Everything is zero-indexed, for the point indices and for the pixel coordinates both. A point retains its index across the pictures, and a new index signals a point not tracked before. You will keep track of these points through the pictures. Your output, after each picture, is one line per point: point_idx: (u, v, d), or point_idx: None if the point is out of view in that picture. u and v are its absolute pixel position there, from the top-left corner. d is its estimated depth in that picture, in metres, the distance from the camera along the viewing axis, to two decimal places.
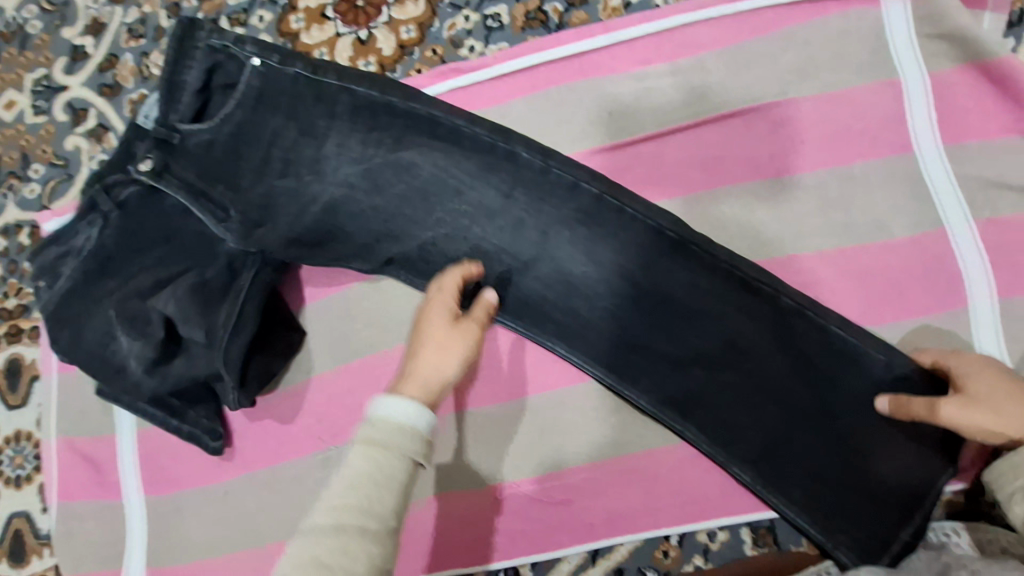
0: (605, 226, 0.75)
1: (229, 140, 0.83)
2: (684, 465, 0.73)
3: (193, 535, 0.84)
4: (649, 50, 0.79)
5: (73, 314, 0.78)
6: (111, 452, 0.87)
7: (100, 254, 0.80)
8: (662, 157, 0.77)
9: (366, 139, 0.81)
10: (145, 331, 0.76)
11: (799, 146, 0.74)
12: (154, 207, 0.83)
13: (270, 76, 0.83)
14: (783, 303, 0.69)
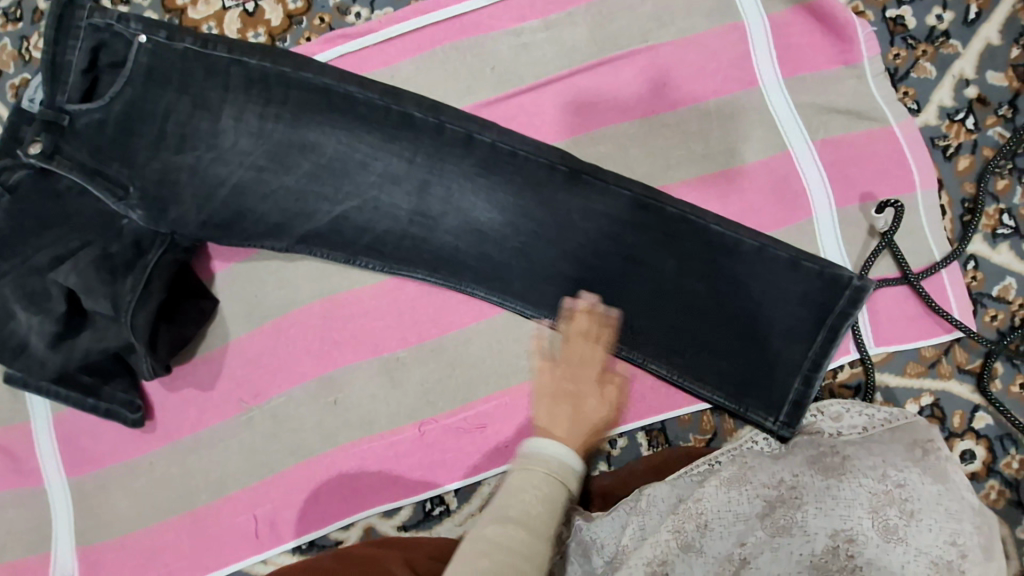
0: (499, 175, 0.81)
1: (120, 118, 0.83)
2: None
3: (121, 510, 0.85)
4: (524, 7, 0.85)
5: None
6: (27, 439, 0.87)
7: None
8: (543, 107, 0.84)
9: (263, 114, 0.84)
10: (45, 306, 0.77)
11: (661, 89, 0.82)
12: (46, 189, 0.82)
13: (158, 51, 0.84)
14: (668, 212, 0.78)
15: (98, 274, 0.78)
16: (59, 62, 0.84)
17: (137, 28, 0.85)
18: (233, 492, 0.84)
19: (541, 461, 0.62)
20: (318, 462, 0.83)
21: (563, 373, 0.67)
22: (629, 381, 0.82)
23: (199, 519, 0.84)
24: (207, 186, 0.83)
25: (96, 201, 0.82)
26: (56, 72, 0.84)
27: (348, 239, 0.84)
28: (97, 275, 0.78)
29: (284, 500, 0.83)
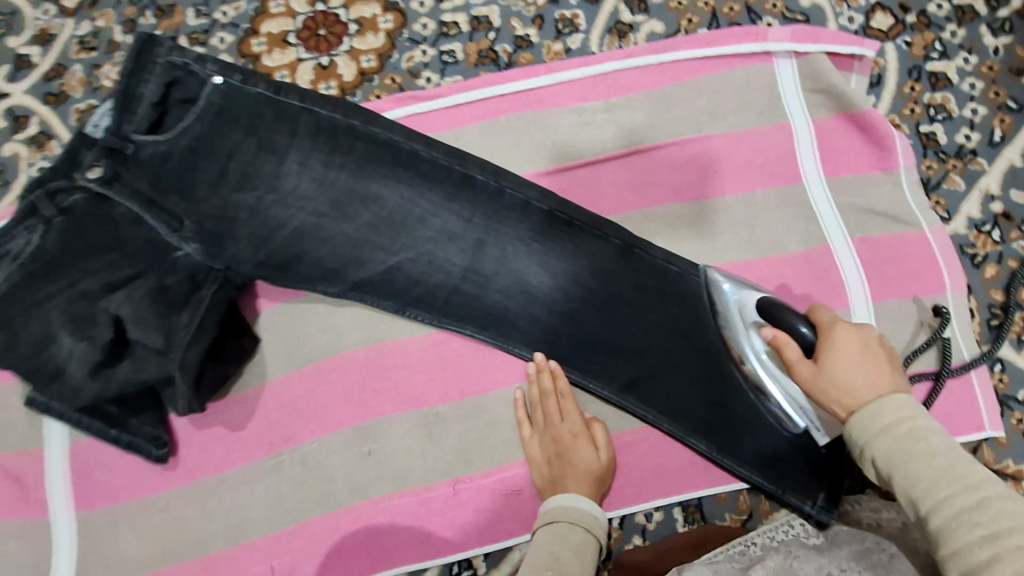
0: (556, 242, 0.83)
1: (186, 152, 0.84)
2: (622, 451, 0.82)
3: (129, 548, 0.81)
4: (586, 89, 0.90)
5: (13, 321, 0.75)
6: (38, 468, 0.83)
7: (41, 256, 0.77)
8: (599, 182, 0.87)
9: (328, 162, 0.86)
10: (91, 333, 0.76)
11: (713, 176, 0.87)
12: (102, 215, 0.81)
13: (231, 93, 0.86)
14: (712, 292, 0.80)
15: (149, 304, 0.78)
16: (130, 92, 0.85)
17: (213, 70, 0.86)
18: (251, 540, 0.80)
19: (567, 513, 0.73)
20: (344, 515, 0.81)
21: (545, 434, 0.80)
22: (670, 454, 0.82)
23: (212, 567, 0.80)
24: (266, 227, 0.83)
25: (151, 231, 0.82)
26: (128, 103, 0.84)
27: (399, 290, 0.85)
28: (147, 307, 0.78)
29: (305, 553, 0.80)
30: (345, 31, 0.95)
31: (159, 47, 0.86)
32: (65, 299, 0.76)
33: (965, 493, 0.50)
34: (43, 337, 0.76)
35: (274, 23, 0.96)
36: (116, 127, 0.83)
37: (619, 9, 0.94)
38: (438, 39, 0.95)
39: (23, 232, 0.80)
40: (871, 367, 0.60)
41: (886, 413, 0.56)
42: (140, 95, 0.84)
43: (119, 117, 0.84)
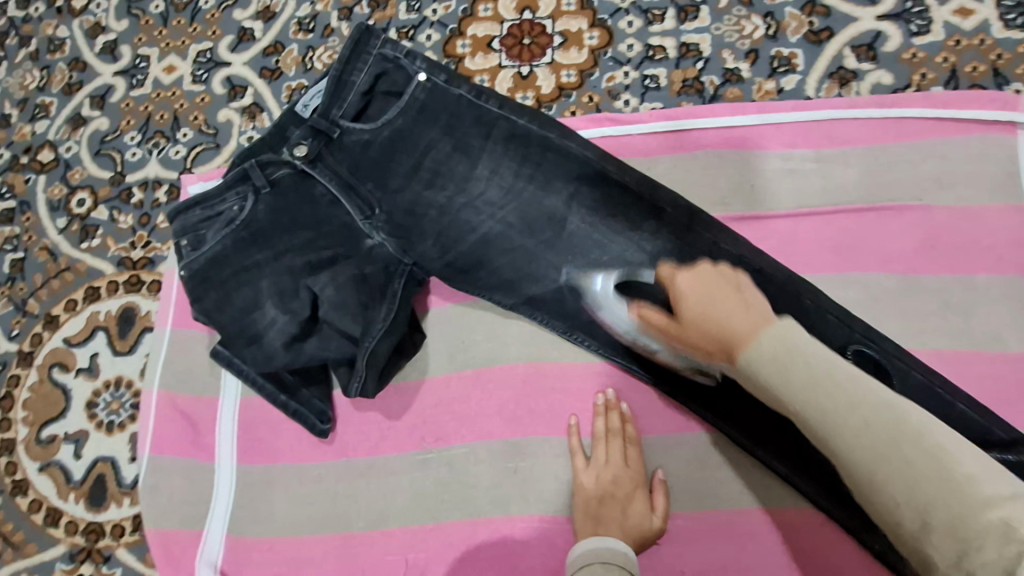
0: None
1: (386, 143, 0.85)
2: (784, 529, 0.74)
3: (277, 510, 0.86)
4: (796, 135, 0.85)
5: (225, 281, 0.82)
6: (213, 414, 0.90)
7: (252, 225, 0.83)
8: (794, 237, 0.82)
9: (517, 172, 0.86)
10: (292, 307, 0.81)
11: (928, 251, 0.79)
12: (305, 193, 0.85)
13: (436, 91, 0.86)
14: (914, 378, 0.73)
15: (345, 288, 0.82)
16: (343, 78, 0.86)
17: (421, 66, 0.86)
18: (389, 528, 0.83)
19: (599, 553, 0.71)
20: (481, 526, 0.81)
21: (599, 475, 0.77)
22: (831, 547, 0.73)
23: (351, 544, 0.83)
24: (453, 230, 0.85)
25: (346, 216, 0.85)
26: (339, 90, 0.85)
27: (569, 312, 0.84)
28: (344, 292, 0.81)
29: (439, 553, 0.81)
30: (550, 42, 0.95)
31: (373, 37, 0.86)
32: (273, 275, 0.82)
33: (833, 389, 0.52)
34: (247, 305, 0.81)
35: (481, 26, 0.98)
36: (326, 109, 0.85)
37: (846, 52, 0.87)
38: (643, 62, 0.92)
39: (241, 199, 0.84)
40: (728, 300, 0.67)
41: (756, 351, 0.58)
42: (352, 83, 0.85)
43: (327, 101, 0.85)
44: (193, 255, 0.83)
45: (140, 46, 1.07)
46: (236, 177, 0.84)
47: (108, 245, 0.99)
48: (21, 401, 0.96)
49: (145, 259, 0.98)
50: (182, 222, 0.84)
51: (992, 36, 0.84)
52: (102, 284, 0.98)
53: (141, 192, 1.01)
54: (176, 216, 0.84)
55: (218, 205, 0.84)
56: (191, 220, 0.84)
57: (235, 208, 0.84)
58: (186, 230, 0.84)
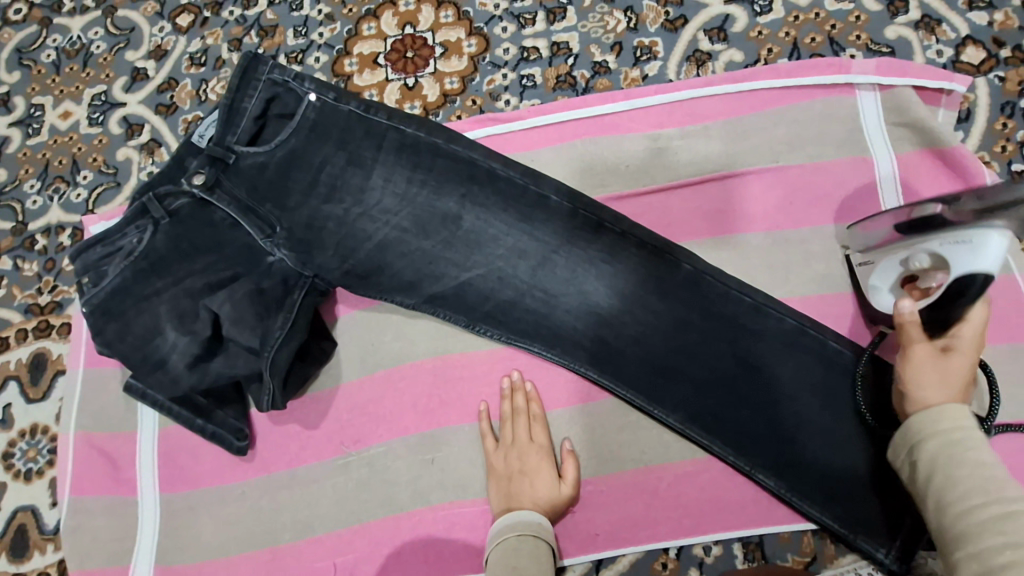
0: (629, 262, 0.83)
1: (281, 164, 0.87)
2: (684, 480, 0.81)
3: (204, 532, 0.86)
4: (662, 116, 0.91)
5: (128, 312, 0.83)
6: (131, 449, 0.89)
7: (151, 256, 0.84)
8: (671, 208, 0.88)
9: (408, 175, 0.88)
10: (193, 328, 0.82)
11: (789, 208, 0.87)
12: (203, 218, 0.86)
13: (327, 110, 0.88)
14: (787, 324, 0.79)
15: (244, 304, 0.83)
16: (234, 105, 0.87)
17: (310, 88, 0.88)
18: (317, 535, 0.84)
19: (514, 526, 0.75)
20: (405, 519, 0.83)
21: (509, 453, 0.81)
22: (732, 487, 0.80)
23: (280, 557, 0.84)
24: (352, 240, 0.87)
25: (248, 236, 0.86)
26: (232, 117, 0.86)
27: (470, 305, 0.87)
28: (241, 308, 0.83)
29: (365, 553, 0.83)
30: (431, 53, 1.00)
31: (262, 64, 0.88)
32: (172, 299, 0.83)
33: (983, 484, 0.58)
34: (151, 332, 0.82)
35: (365, 44, 1.02)
36: (219, 136, 0.86)
37: (699, 36, 0.94)
38: (519, 63, 0.98)
39: (140, 232, 0.85)
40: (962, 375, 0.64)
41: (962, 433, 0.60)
42: (243, 109, 0.86)
43: (223, 129, 0.87)
44: (95, 289, 0.83)
45: (33, 96, 1.08)
46: (133, 211, 0.85)
47: (14, 295, 0.99)
48: None
49: (53, 304, 0.97)
50: (82, 261, 0.85)
51: (826, 10, 0.93)
52: (10, 333, 0.97)
53: (45, 238, 1.01)
54: (76, 256, 0.85)
55: (117, 238, 0.84)
56: (91, 256, 0.84)
57: (134, 240, 0.84)
58: (87, 268, 0.84)
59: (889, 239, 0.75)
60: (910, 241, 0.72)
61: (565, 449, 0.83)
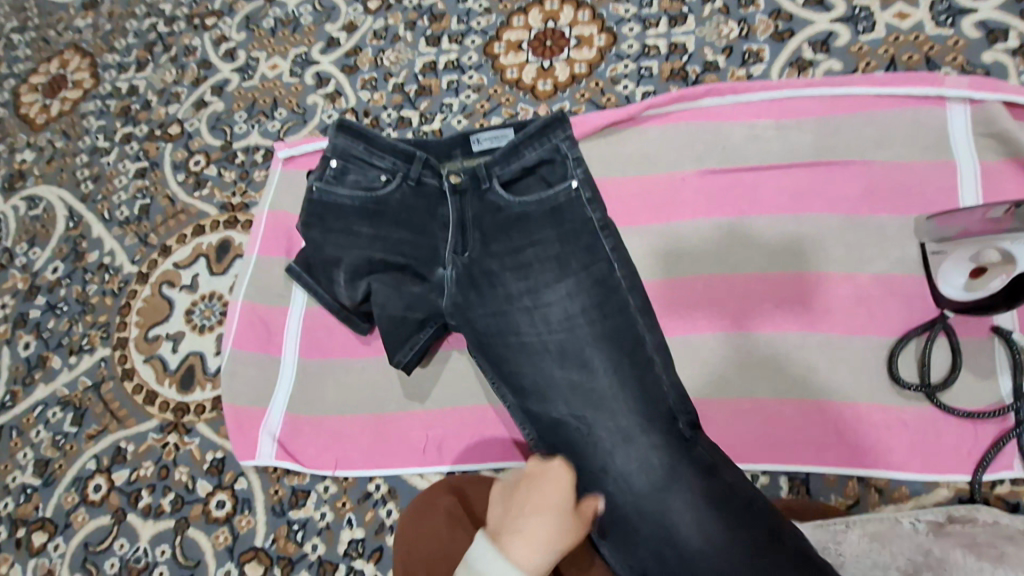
0: (625, 382, 0.87)
1: (513, 217, 0.93)
2: (740, 415, 0.92)
3: (328, 392, 1.06)
4: (761, 110, 1.05)
5: (338, 228, 0.96)
6: (283, 318, 1.12)
7: (381, 203, 0.96)
8: (758, 185, 1.01)
9: (576, 306, 0.90)
10: (360, 284, 0.97)
11: (870, 197, 0.96)
12: (433, 208, 0.95)
13: (577, 204, 0.92)
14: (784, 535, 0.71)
15: (413, 279, 0.95)
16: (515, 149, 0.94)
17: (579, 175, 0.93)
18: (417, 409, 1.01)
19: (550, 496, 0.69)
20: (491, 410, 1.00)
21: None
22: (785, 428, 0.90)
23: (385, 421, 1.02)
24: (510, 307, 0.92)
25: (442, 243, 0.95)
26: (509, 156, 0.94)
27: (552, 400, 0.89)
28: (415, 285, 0.96)
29: (455, 430, 0.99)
30: (567, 43, 1.20)
31: (556, 132, 0.95)
32: (371, 244, 0.95)
33: None
34: (343, 256, 0.96)
35: (514, 33, 1.24)
36: (490, 164, 0.94)
37: (804, 46, 1.08)
38: (640, 57, 1.15)
39: (388, 171, 0.96)
40: None
41: None
42: (521, 154, 0.94)
43: (563, 202, 0.93)
44: (335, 183, 0.97)
45: (252, 50, 1.38)
46: (398, 149, 0.96)
47: (214, 194, 1.26)
48: (136, 309, 1.20)
49: (242, 204, 1.24)
50: (340, 139, 0.97)
51: (926, 33, 1.04)
52: (206, 222, 1.24)
53: (244, 154, 1.28)
54: (338, 133, 0.98)
55: (373, 169, 0.97)
56: (345, 146, 0.97)
57: (380, 180, 0.96)
58: (334, 156, 0.98)
59: (962, 235, 0.83)
60: (986, 238, 0.79)
61: None
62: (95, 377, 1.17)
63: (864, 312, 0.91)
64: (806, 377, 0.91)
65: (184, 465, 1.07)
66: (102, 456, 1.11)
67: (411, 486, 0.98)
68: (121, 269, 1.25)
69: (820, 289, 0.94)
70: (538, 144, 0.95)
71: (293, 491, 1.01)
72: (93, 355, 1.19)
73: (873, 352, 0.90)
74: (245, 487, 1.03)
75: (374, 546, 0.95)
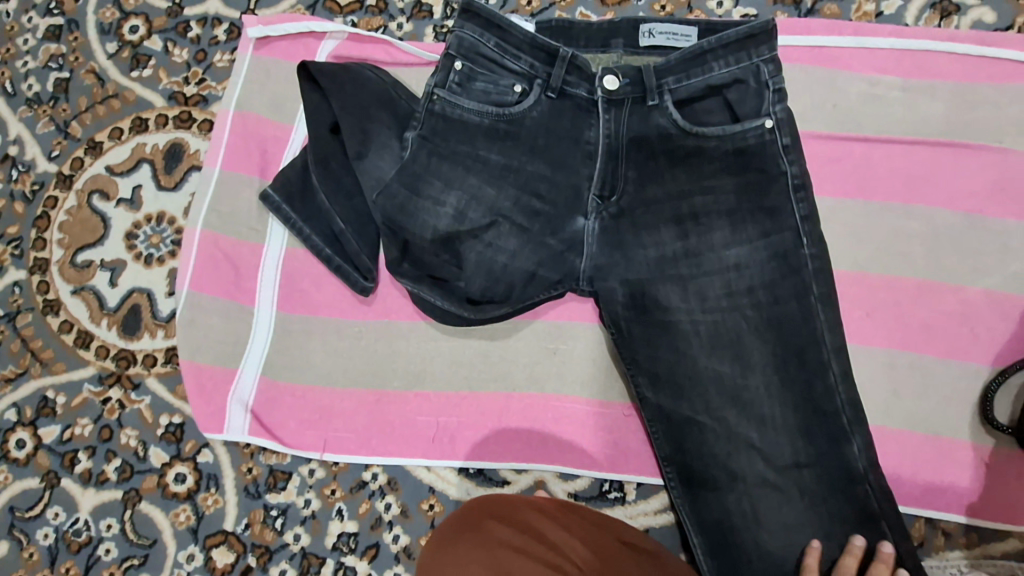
0: (741, 329, 0.77)
1: (683, 152, 0.77)
2: (915, 447, 0.78)
3: (315, 357, 0.86)
4: (888, 61, 0.84)
5: (455, 154, 0.79)
6: (256, 259, 0.88)
7: (516, 121, 0.78)
8: (871, 163, 0.83)
9: (692, 245, 0.78)
10: (470, 217, 0.79)
11: (996, 195, 0.80)
12: (557, 129, 0.79)
13: (770, 151, 0.76)
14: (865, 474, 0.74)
15: (549, 230, 0.79)
16: (698, 58, 0.76)
17: (776, 111, 0.76)
18: (425, 391, 0.85)
19: None
20: (515, 399, 0.84)
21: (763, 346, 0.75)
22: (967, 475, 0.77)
23: (385, 401, 0.85)
24: (656, 276, 0.79)
25: (587, 181, 0.79)
26: (691, 66, 0.76)
27: (667, 363, 0.79)
28: (508, 241, 0.79)
29: (471, 420, 0.84)
30: None
31: (761, 50, 0.77)
32: (502, 175, 0.79)
33: None
34: (445, 198, 0.78)
35: None
36: (661, 74, 0.76)
37: None
38: None
39: (521, 76, 0.78)
40: None
41: None
42: (709, 69, 0.76)
43: (734, 129, 0.76)
44: (459, 93, 0.78)
45: None
46: (535, 51, 0.78)
47: (160, 78, 0.95)
48: (58, 224, 0.93)
49: (198, 97, 0.94)
50: (459, 37, 0.79)
51: None
52: (150, 116, 0.95)
53: (200, 27, 0.96)
54: (459, 28, 0.79)
55: (505, 78, 0.79)
56: (465, 43, 0.79)
57: (513, 92, 0.78)
58: (451, 56, 0.79)
59: None
60: None
61: (801, 348, 0.76)
62: (7, 306, 0.92)
63: (966, 333, 0.79)
64: (886, 403, 0.79)
65: (131, 428, 0.88)
66: (23, 406, 0.90)
67: (415, 478, 0.84)
68: (33, 165, 0.95)
69: (925, 301, 0.80)
70: (730, 60, 0.77)
71: (271, 471, 0.86)
72: (2, 277, 0.93)
73: (967, 381, 0.78)
74: (210, 461, 0.86)
75: (369, 542, 0.83)
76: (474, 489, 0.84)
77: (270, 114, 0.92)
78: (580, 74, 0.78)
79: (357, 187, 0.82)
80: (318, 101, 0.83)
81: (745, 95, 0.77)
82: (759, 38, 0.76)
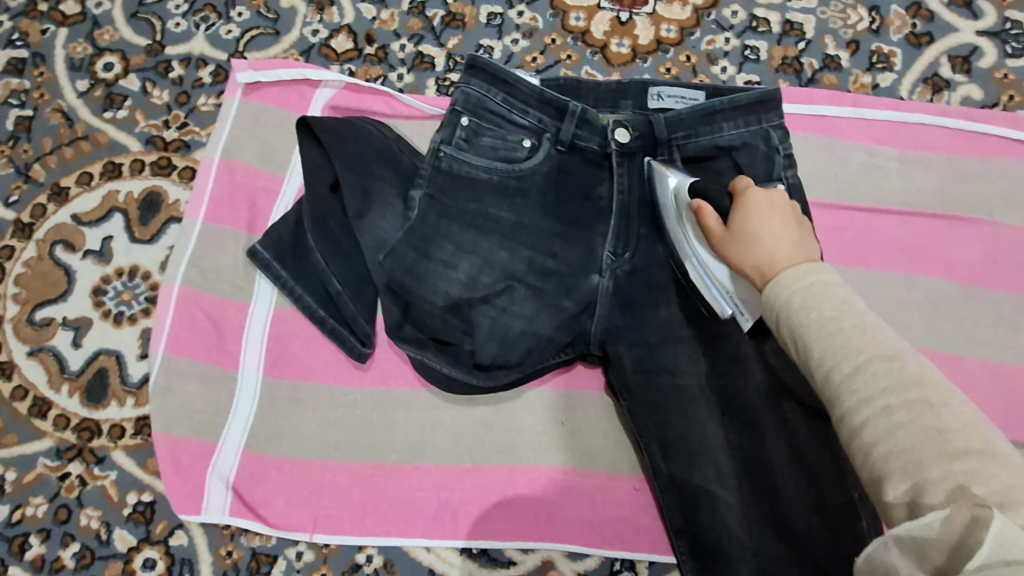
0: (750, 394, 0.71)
1: None
2: None
3: (306, 429, 0.80)
4: (885, 132, 0.86)
5: (462, 214, 0.75)
6: (241, 320, 0.82)
7: (525, 178, 0.75)
8: (873, 231, 0.84)
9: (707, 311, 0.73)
10: (477, 282, 0.75)
11: (990, 265, 0.82)
12: (569, 193, 0.76)
13: None
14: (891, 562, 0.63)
15: (559, 296, 0.76)
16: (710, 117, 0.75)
17: (787, 176, 0.75)
18: (425, 464, 0.80)
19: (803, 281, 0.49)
20: (521, 472, 0.80)
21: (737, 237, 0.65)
22: None
23: (380, 475, 0.79)
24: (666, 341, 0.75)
25: (598, 244, 0.75)
26: (702, 124, 0.75)
27: (678, 434, 0.75)
28: (517, 307, 0.75)
29: (473, 494, 0.79)
30: None
31: (770, 114, 0.76)
32: (511, 238, 0.75)
33: None
34: (452, 261, 0.74)
35: None
36: (672, 131, 0.74)
37: (942, 61, 0.89)
38: (745, 32, 0.91)
39: (529, 131, 0.75)
40: (778, 221, 0.60)
41: (791, 284, 0.50)
42: (720, 129, 0.75)
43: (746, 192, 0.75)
44: (465, 148, 0.75)
45: None
46: (544, 106, 0.75)
47: (136, 120, 0.89)
48: (13, 276, 0.84)
49: (179, 143, 0.88)
50: (466, 90, 0.75)
51: None
52: (125, 161, 0.87)
53: (182, 67, 0.90)
54: (466, 82, 0.75)
55: (512, 133, 0.75)
56: (471, 96, 0.75)
57: (522, 147, 0.75)
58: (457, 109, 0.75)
59: None
60: None
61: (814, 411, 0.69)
62: None
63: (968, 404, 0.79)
64: None
65: (92, 507, 0.79)
66: None
67: (413, 559, 0.79)
68: None
69: None
70: (740, 120, 0.75)
71: (254, 554, 0.79)
72: None
73: None
74: (184, 544, 0.79)
75: None
76: (476, 570, 0.79)
77: (258, 163, 0.86)
78: (589, 130, 0.74)
79: (356, 247, 0.78)
80: (316, 156, 0.78)
81: (756, 158, 0.75)
82: (768, 103, 0.76)
